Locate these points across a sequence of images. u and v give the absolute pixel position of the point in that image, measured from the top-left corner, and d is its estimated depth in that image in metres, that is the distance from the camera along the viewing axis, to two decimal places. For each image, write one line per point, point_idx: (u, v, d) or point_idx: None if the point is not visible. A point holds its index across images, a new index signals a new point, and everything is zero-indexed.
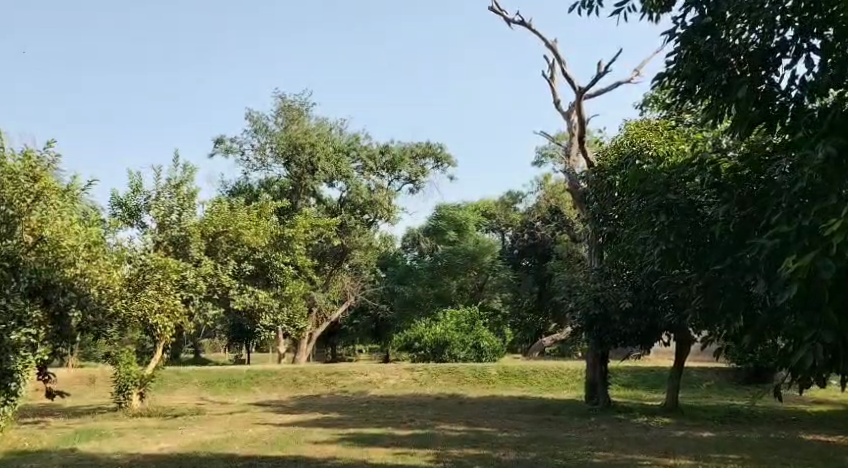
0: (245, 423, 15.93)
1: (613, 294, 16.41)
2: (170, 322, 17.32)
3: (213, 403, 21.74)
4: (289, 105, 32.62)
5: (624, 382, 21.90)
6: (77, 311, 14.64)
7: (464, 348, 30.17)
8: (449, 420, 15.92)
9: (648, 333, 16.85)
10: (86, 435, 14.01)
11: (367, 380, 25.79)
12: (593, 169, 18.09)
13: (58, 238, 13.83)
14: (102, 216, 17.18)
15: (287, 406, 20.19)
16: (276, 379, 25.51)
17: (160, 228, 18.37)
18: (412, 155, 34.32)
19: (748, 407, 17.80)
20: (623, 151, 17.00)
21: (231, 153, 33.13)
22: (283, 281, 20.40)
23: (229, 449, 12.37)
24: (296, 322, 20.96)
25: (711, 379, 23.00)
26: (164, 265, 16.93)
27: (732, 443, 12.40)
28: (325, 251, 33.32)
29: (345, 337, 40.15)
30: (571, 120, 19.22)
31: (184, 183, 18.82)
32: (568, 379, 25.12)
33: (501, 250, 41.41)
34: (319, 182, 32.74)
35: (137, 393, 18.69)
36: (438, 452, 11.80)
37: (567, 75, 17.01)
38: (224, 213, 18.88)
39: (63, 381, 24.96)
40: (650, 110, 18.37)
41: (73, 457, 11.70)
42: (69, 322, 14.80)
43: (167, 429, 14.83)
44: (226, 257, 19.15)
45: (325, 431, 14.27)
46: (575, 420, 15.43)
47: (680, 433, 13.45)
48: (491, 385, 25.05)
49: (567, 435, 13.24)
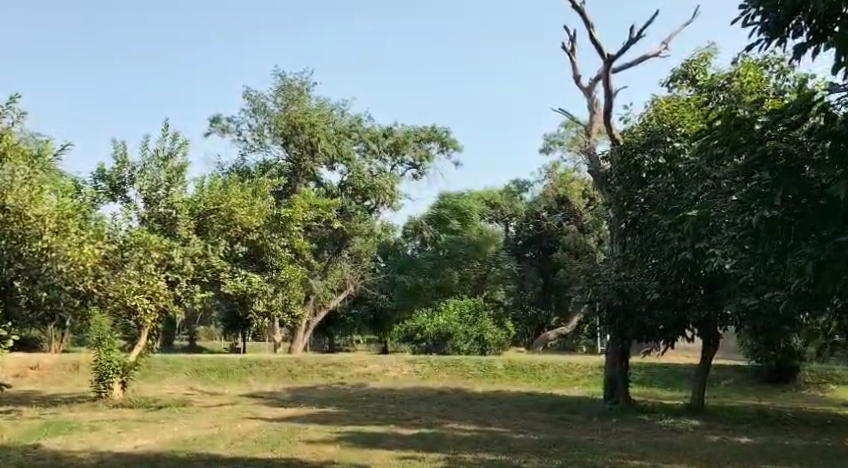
0: (235, 417, 14.55)
1: (638, 284, 15.18)
2: (152, 305, 16.02)
3: (203, 393, 20.42)
4: (289, 85, 31.30)
5: (639, 379, 20.56)
6: (25, 289, 14.16)
7: (467, 340, 28.90)
8: (456, 418, 14.58)
9: (674, 327, 15.56)
10: (55, 429, 12.61)
11: (367, 372, 24.45)
12: (616, 145, 16.70)
13: (21, 207, 13.40)
14: (83, 189, 16.11)
15: (281, 399, 18.86)
16: (269, 370, 24.09)
17: (147, 203, 17.21)
18: (417, 139, 32.87)
19: (777, 408, 16.52)
20: (651, 129, 15.91)
21: (227, 133, 31.81)
22: (279, 265, 18.65)
23: (213, 448, 10.97)
24: (293, 308, 19.24)
25: (731, 377, 21.54)
26: (144, 241, 15.52)
27: (779, 450, 11.08)
28: (324, 236, 31.83)
29: (344, 327, 38.73)
30: (591, 99, 17.86)
31: (172, 157, 17.50)
32: (578, 374, 23.76)
33: (504, 240, 39.51)
34: (318, 165, 31.36)
35: (120, 381, 17.48)
36: (449, 457, 10.45)
37: (594, 39, 15.75)
38: (216, 191, 17.52)
39: (44, 368, 23.66)
40: (679, 88, 16.92)
41: (33, 456, 10.30)
42: (18, 299, 14.39)
43: (147, 424, 13.50)
44: (217, 237, 17.63)
45: (321, 429, 12.90)
46: (595, 421, 14.09)
47: (716, 438, 12.06)
48: (496, 380, 23.70)
49: (591, 438, 11.94)
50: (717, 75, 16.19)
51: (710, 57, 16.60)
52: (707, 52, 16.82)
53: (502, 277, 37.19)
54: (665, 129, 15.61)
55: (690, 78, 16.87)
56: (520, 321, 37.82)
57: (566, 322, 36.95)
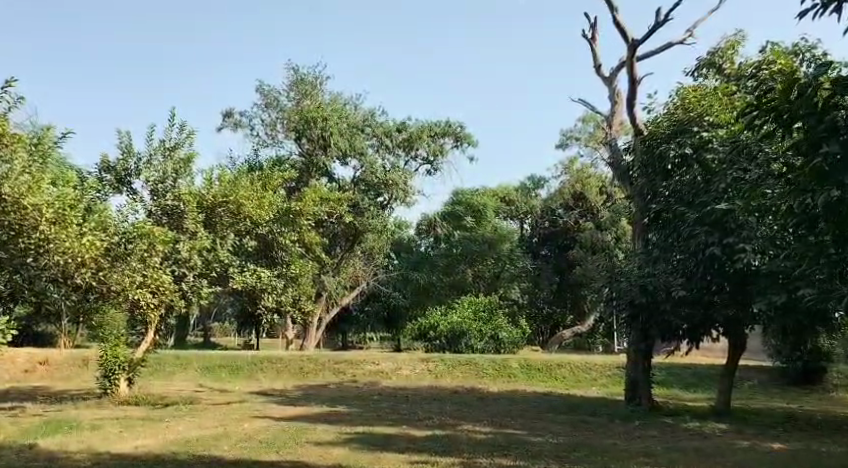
0: (240, 416, 14.03)
1: (663, 280, 14.57)
2: (155, 299, 15.73)
3: (211, 391, 19.96)
4: (301, 79, 31.17)
5: (659, 379, 19.89)
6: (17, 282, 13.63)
7: (482, 339, 28.36)
8: (472, 419, 14.01)
9: (698, 326, 14.98)
10: (54, 428, 12.12)
11: (379, 369, 23.90)
12: (640, 136, 16.10)
13: (19, 197, 12.97)
14: (87, 181, 15.74)
15: (290, 397, 18.35)
16: (280, 367, 23.58)
17: (153, 195, 16.71)
18: (431, 134, 32.12)
19: (806, 411, 15.87)
20: (677, 119, 15.39)
21: (240, 128, 31.36)
22: (289, 260, 18.16)
23: (216, 449, 10.45)
24: (303, 304, 18.71)
25: (754, 378, 20.89)
26: (149, 233, 15.28)
27: (815, 457, 10.45)
28: (337, 233, 31.29)
29: (356, 324, 38.39)
30: (613, 89, 17.26)
31: (179, 147, 16.99)
32: (597, 374, 23.13)
33: (519, 238, 38.81)
34: (331, 160, 30.73)
35: (125, 378, 16.99)
36: (464, 462, 9.89)
37: (617, 24, 15.29)
38: (225, 183, 17.02)
39: (52, 364, 23.22)
40: (706, 77, 16.33)
41: (27, 457, 9.82)
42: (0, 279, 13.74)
43: (151, 423, 12.95)
44: (225, 230, 17.18)
45: (330, 430, 12.36)
46: (617, 423, 13.50)
47: (746, 443, 11.46)
48: (511, 379, 23.12)
49: (614, 442, 11.36)
50: (744, 64, 15.60)
51: (738, 45, 15.99)
52: (734, 40, 16.20)
53: (516, 276, 36.14)
54: (692, 119, 15.12)
55: (717, 67, 16.24)
56: (533, 320, 37.29)
57: (582, 321, 36.31)
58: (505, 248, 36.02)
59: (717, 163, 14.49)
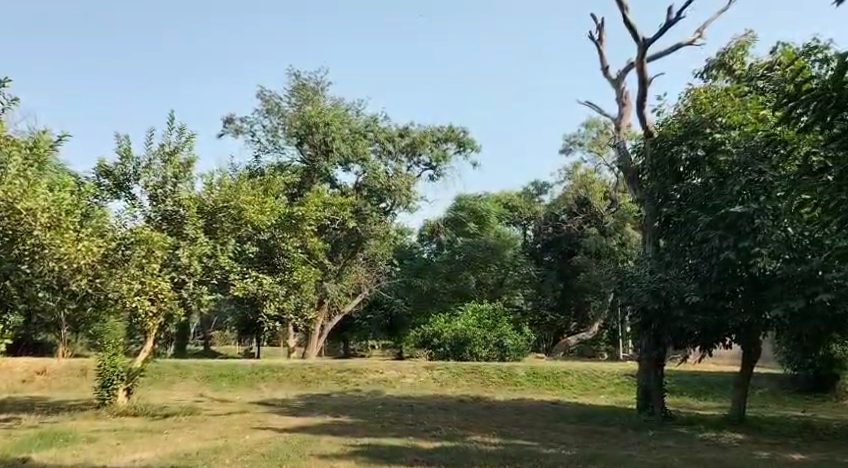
0: (242, 427, 13.67)
1: (675, 285, 14.23)
2: (153, 307, 15.20)
3: (213, 401, 19.60)
4: (302, 85, 30.82)
5: (669, 387, 19.52)
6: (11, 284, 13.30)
7: (486, 347, 27.88)
8: (481, 429, 13.63)
9: (711, 334, 14.60)
10: (49, 441, 11.73)
11: (382, 378, 23.53)
12: (650, 138, 15.78)
13: (14, 201, 12.57)
14: (85, 186, 15.39)
15: (293, 406, 17.98)
16: (282, 375, 23.24)
17: (152, 200, 16.33)
18: (434, 138, 31.78)
19: (821, 420, 15.50)
20: (688, 120, 15.09)
21: (240, 134, 31.01)
22: (291, 266, 17.75)
23: (217, 463, 10.08)
24: (306, 311, 18.35)
25: (766, 386, 20.51)
26: (147, 238, 14.83)
27: None
28: (339, 239, 30.89)
29: (358, 331, 37.40)
30: (621, 91, 16.95)
31: (178, 152, 16.62)
32: (605, 382, 22.76)
33: (522, 244, 38.43)
34: (333, 165, 30.42)
35: (124, 388, 16.60)
36: None
37: (627, 23, 15.03)
38: (226, 188, 16.67)
39: (51, 373, 22.85)
40: (716, 78, 16.11)
41: None
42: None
43: (150, 435, 12.56)
44: (227, 237, 16.80)
45: (334, 441, 11.99)
46: (630, 433, 13.13)
47: (766, 454, 11.10)
48: (517, 387, 22.75)
49: (630, 454, 11.00)
50: (755, 64, 15.42)
51: (747, 45, 15.78)
52: (743, 40, 16.01)
53: (519, 281, 36.33)
54: (704, 120, 14.80)
55: (727, 67, 16.06)
56: (537, 327, 36.93)
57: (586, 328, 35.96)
58: (508, 254, 35.86)
59: (730, 165, 14.21)
